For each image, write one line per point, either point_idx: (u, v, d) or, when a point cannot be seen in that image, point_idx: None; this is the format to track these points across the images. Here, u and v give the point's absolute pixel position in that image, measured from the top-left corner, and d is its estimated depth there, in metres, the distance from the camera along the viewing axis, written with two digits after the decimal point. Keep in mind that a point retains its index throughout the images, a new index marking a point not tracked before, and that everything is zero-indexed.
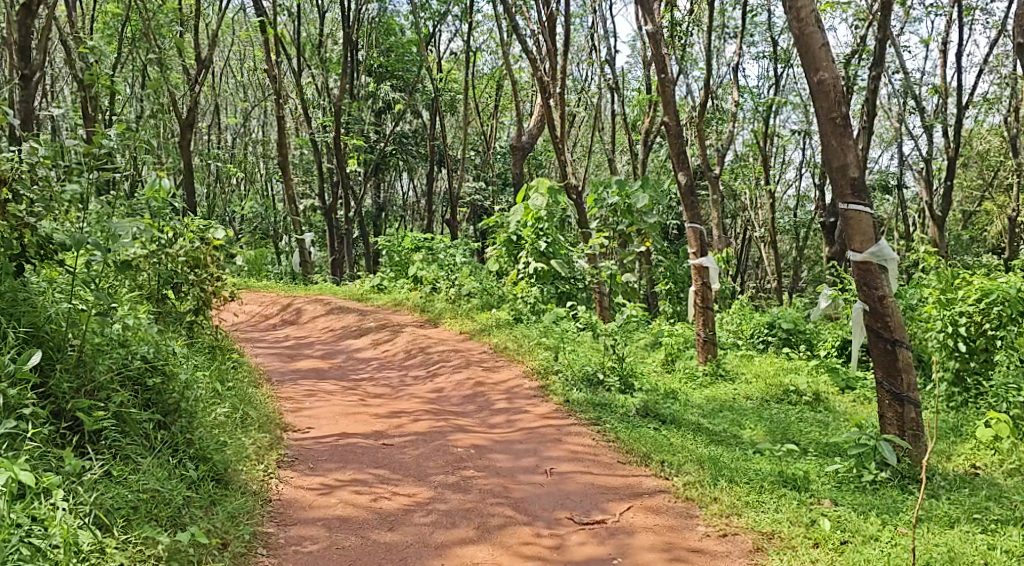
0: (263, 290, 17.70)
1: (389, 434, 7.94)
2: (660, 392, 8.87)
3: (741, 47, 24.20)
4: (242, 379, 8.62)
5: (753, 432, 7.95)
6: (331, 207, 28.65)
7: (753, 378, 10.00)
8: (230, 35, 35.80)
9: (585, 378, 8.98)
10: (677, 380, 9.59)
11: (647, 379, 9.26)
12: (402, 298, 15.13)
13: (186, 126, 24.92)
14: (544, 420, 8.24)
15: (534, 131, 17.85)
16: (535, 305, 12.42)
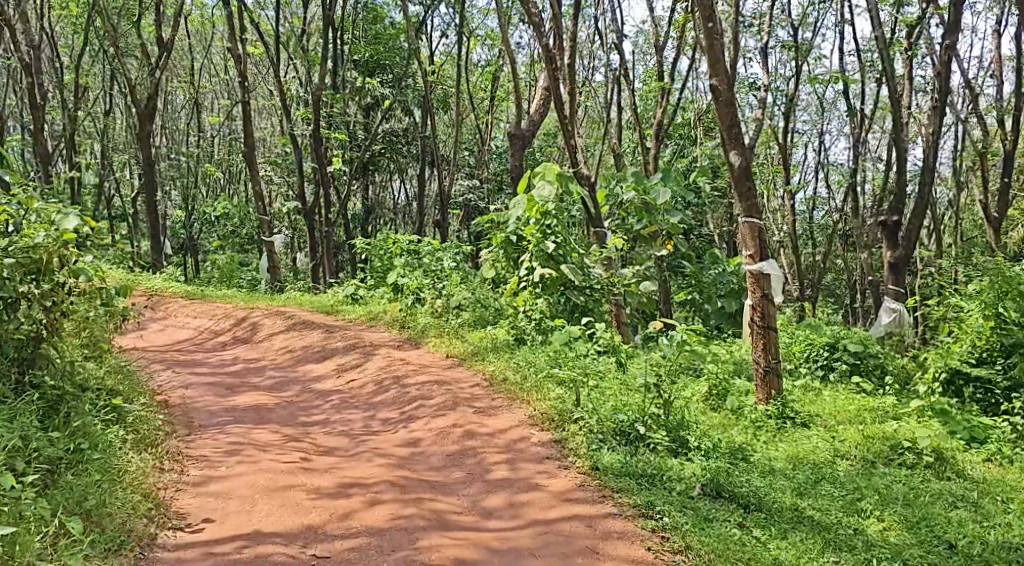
0: (224, 302, 15.43)
1: (333, 539, 5.96)
2: (720, 449, 7.09)
3: (765, 35, 21.75)
4: (111, 449, 6.78)
5: (881, 526, 6.32)
6: (310, 207, 26.10)
7: (833, 418, 8.04)
8: (206, 26, 33.33)
9: (619, 431, 7.05)
10: (742, 425, 7.66)
11: (703, 432, 7.30)
12: (379, 311, 12.62)
13: (145, 117, 22.69)
14: (560, 512, 6.25)
15: (536, 116, 15.30)
16: (541, 324, 9.95)
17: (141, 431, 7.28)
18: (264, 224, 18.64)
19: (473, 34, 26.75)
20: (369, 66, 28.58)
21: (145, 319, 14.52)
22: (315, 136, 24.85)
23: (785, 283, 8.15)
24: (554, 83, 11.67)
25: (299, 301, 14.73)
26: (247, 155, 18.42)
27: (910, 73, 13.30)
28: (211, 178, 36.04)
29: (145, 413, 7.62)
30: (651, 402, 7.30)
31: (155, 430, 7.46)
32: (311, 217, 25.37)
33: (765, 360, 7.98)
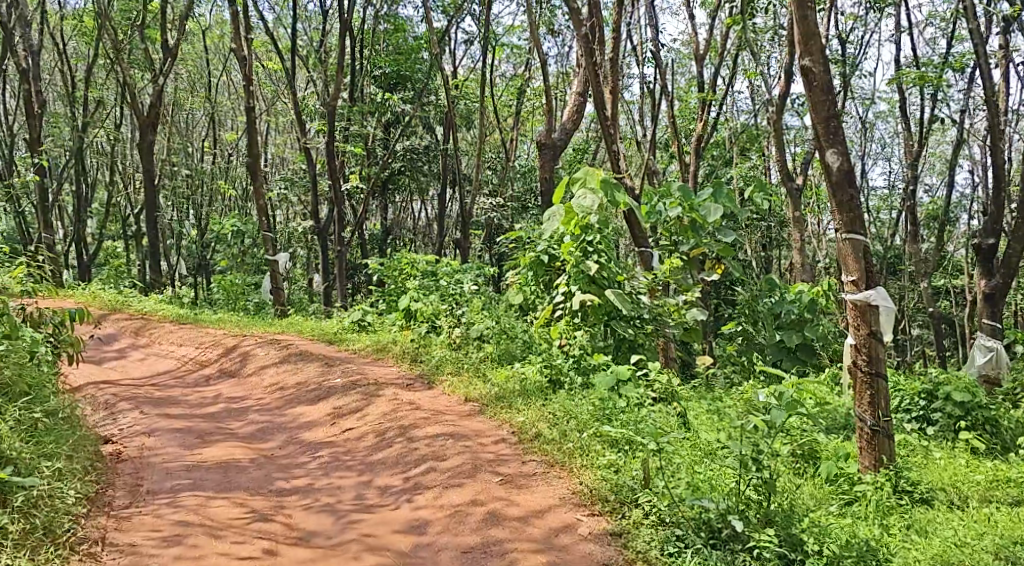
0: (218, 326, 13.96)
1: None
2: (844, 554, 6.02)
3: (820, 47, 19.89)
4: None
5: None
6: (323, 225, 24.36)
7: (978, 504, 6.91)
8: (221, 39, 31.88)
9: (707, 528, 6.07)
10: (868, 514, 6.63)
11: (828, 532, 6.19)
12: (387, 340, 10.95)
13: (145, 126, 21.38)
14: None
15: (569, 122, 13.61)
16: (581, 362, 8.38)
17: (36, 519, 6.03)
18: (267, 242, 17.07)
19: (500, 42, 24.90)
20: (389, 77, 27.08)
21: (129, 347, 13.20)
22: (328, 145, 23.07)
23: (896, 316, 6.92)
24: (595, 77, 9.79)
25: (299, 327, 13.15)
26: (251, 167, 16.87)
27: (1003, 78, 11.65)
28: (223, 195, 34.46)
29: (52, 486, 6.33)
30: (749, 482, 6.29)
31: (60, 508, 6.21)
32: (326, 237, 23.67)
33: (868, 409, 6.90)
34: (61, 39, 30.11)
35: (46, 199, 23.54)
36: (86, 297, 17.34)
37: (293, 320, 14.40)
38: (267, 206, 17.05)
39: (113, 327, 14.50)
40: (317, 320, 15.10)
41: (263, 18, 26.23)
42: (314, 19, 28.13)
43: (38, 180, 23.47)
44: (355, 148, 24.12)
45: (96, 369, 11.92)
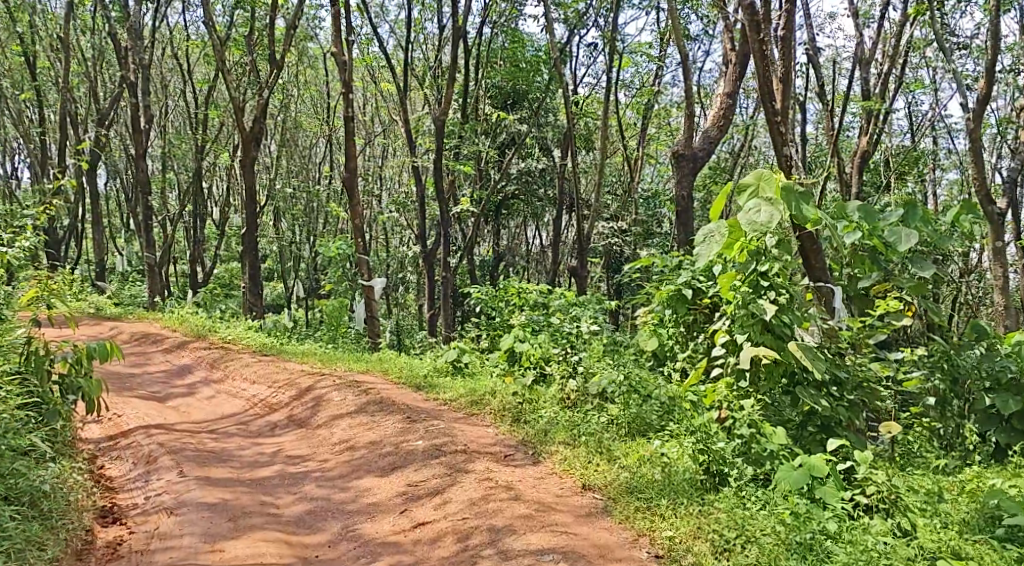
0: (300, 361, 12.05)
1: None
2: None
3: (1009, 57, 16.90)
4: None
5: None
6: (430, 250, 22.51)
7: None
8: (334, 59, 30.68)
9: None
10: None
11: None
12: (486, 389, 8.91)
13: (248, 142, 19.75)
14: None
15: (716, 132, 11.33)
16: (752, 446, 6.78)
17: None
18: (364, 266, 15.34)
19: (627, 51, 22.51)
20: (504, 93, 25.10)
21: (200, 382, 11.54)
22: (437, 159, 21.09)
23: None
24: (763, 65, 7.54)
25: (387, 368, 11.10)
26: (347, 184, 15.11)
27: None
28: (333, 217, 33.14)
29: None
30: None
31: None
32: (430, 265, 21.74)
33: None
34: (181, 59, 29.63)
35: (147, 215, 22.39)
36: (174, 322, 15.76)
37: (388, 356, 12.42)
38: (366, 228, 15.30)
39: (192, 358, 12.91)
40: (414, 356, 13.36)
41: (374, 31, 24.60)
42: (429, 33, 26.23)
43: (140, 195, 22.39)
44: (468, 167, 22.11)
45: (154, 408, 10.19)
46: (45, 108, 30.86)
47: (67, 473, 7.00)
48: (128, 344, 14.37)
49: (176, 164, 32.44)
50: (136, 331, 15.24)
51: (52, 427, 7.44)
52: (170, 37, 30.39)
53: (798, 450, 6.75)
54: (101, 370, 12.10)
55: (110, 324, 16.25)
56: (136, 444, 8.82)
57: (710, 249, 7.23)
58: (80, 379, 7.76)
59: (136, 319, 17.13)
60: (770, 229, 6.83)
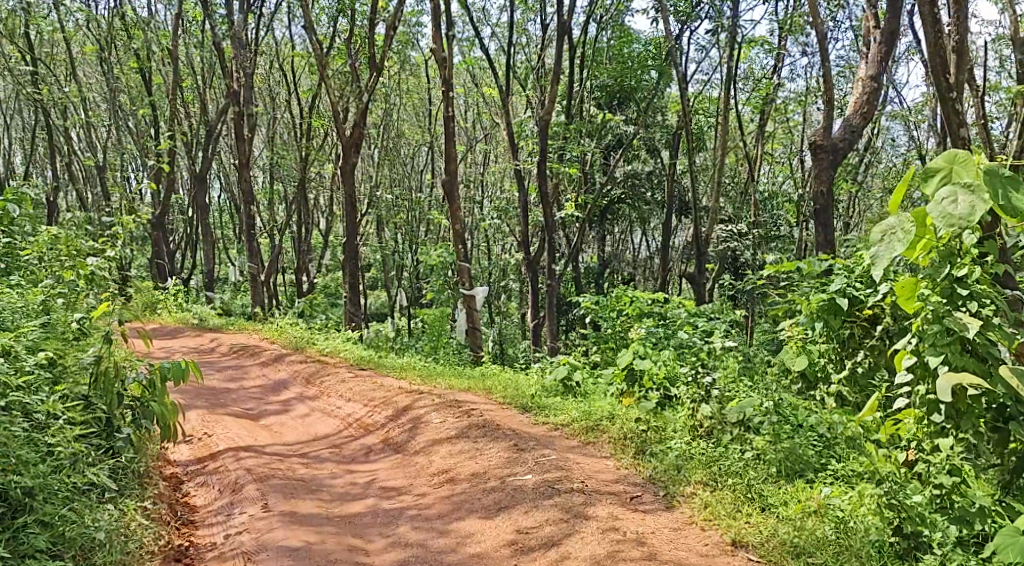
0: (398, 377, 11.21)
1: None
2: None
3: None
4: None
5: None
6: (534, 256, 21.52)
7: None
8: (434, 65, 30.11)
9: None
10: None
11: None
12: (602, 413, 8.11)
13: (348, 148, 19.07)
14: None
15: (857, 121, 10.22)
16: (951, 498, 5.91)
17: None
18: (465, 274, 14.45)
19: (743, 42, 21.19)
20: (609, 93, 24.01)
21: (295, 397, 10.73)
22: (541, 156, 20.21)
23: None
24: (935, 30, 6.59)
25: (488, 385, 10.21)
26: (447, 187, 14.28)
27: None
28: (435, 224, 32.55)
29: None
30: None
31: None
32: (534, 274, 20.77)
33: None
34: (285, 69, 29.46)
35: (252, 223, 21.90)
36: (272, 332, 14.98)
37: (492, 370, 11.55)
38: (467, 234, 14.43)
39: (290, 371, 12.00)
40: (519, 371, 12.43)
41: (477, 34, 23.82)
42: (532, 33, 25.24)
43: (243, 203, 21.86)
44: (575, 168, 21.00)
45: (244, 426, 9.40)
46: (155, 119, 31.03)
47: (131, 513, 6.48)
48: (225, 355, 13.79)
49: (280, 174, 32.29)
50: (235, 341, 14.56)
51: (119, 458, 6.91)
52: (276, 47, 30.30)
53: (1007, 508, 5.84)
54: (195, 385, 11.42)
55: (208, 333, 15.62)
56: (225, 467, 7.99)
57: (892, 249, 5.64)
58: (152, 402, 7.19)
59: (233, 328, 16.62)
60: (972, 223, 5.46)
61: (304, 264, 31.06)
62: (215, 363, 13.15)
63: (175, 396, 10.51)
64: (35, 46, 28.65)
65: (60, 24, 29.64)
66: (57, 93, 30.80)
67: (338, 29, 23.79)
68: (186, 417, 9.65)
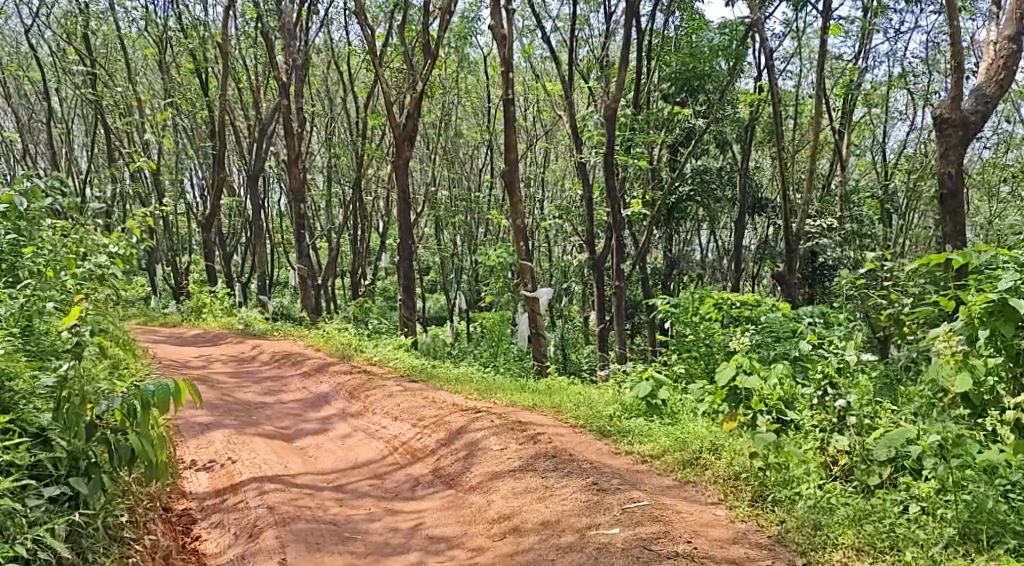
0: (453, 392, 9.80)
1: None
2: None
3: None
4: None
5: None
6: (600, 257, 19.89)
7: None
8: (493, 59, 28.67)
9: None
10: None
11: None
12: (709, 437, 7.49)
13: (402, 140, 17.71)
14: None
15: (996, 90, 8.65)
16: None
17: None
18: (527, 274, 13.04)
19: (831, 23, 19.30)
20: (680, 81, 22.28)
21: (337, 414, 9.38)
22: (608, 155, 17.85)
23: None
24: None
25: (556, 403, 8.82)
26: (507, 178, 12.84)
27: None
28: (494, 225, 31.12)
29: None
30: None
31: None
32: (600, 280, 19.18)
33: None
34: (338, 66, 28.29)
35: (301, 224, 20.61)
36: (317, 339, 13.68)
37: (561, 383, 10.15)
38: (528, 230, 12.97)
39: (332, 383, 10.65)
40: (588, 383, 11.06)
41: (538, 26, 22.35)
42: (596, 24, 23.60)
43: (293, 202, 20.60)
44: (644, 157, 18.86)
45: (274, 450, 8.07)
46: (209, 120, 30.12)
47: None
48: (265, 363, 12.56)
49: (334, 176, 31.22)
50: (277, 348, 13.23)
51: (75, 512, 5.87)
52: (328, 46, 29.14)
53: None
54: (227, 400, 10.16)
55: (250, 340, 14.33)
56: (245, 505, 6.80)
57: None
58: (125, 437, 6.08)
59: (277, 333, 15.34)
60: None
61: (359, 267, 29.89)
62: (253, 374, 11.85)
63: (203, 413, 9.28)
64: (87, 48, 27.92)
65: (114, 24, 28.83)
66: (110, 96, 30.08)
67: (393, 22, 22.49)
68: (209, 439, 8.35)
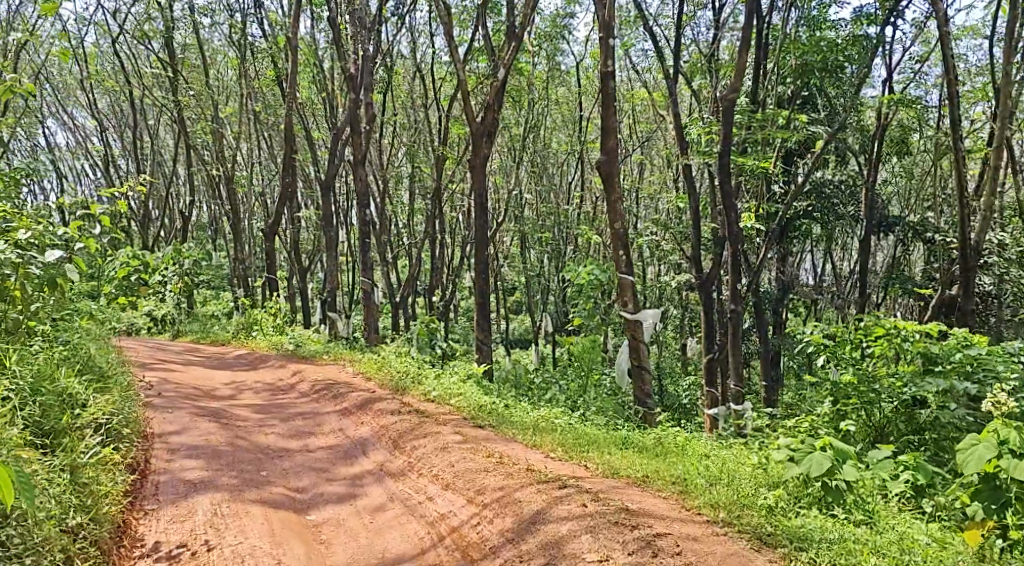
0: (532, 446, 7.56)
1: None
2: None
3: None
4: None
5: None
6: (709, 277, 16.67)
7: None
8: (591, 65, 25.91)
9: None
10: None
11: None
12: (920, 551, 6.10)
13: (479, 137, 15.22)
14: None
15: None
16: None
17: None
18: (627, 291, 10.38)
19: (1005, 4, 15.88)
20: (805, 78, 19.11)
21: (371, 470, 7.30)
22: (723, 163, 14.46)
23: None
24: None
25: (682, 477, 6.96)
26: (604, 171, 10.19)
27: None
28: (586, 244, 28.41)
29: None
30: None
31: None
32: (707, 310, 16.24)
33: None
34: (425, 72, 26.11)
35: (370, 233, 18.37)
36: (369, 364, 11.37)
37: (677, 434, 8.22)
38: (631, 236, 10.35)
39: (374, 424, 8.37)
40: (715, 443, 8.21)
41: (641, 18, 19.68)
42: (706, 23, 20.73)
43: (362, 210, 18.38)
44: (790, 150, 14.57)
45: (275, 534, 6.23)
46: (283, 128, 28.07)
47: None
48: (299, 392, 10.31)
49: (414, 189, 29.03)
50: (321, 375, 10.91)
51: None
52: (414, 53, 26.87)
53: None
54: (237, 441, 8.04)
55: (293, 364, 12.04)
56: None
57: None
58: None
59: (326, 354, 13.00)
60: None
61: (437, 284, 27.63)
62: (285, 407, 9.58)
63: (197, 465, 7.24)
64: (164, 54, 26.32)
65: (194, 31, 27.09)
66: (186, 105, 28.59)
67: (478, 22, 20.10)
68: (191, 511, 6.44)
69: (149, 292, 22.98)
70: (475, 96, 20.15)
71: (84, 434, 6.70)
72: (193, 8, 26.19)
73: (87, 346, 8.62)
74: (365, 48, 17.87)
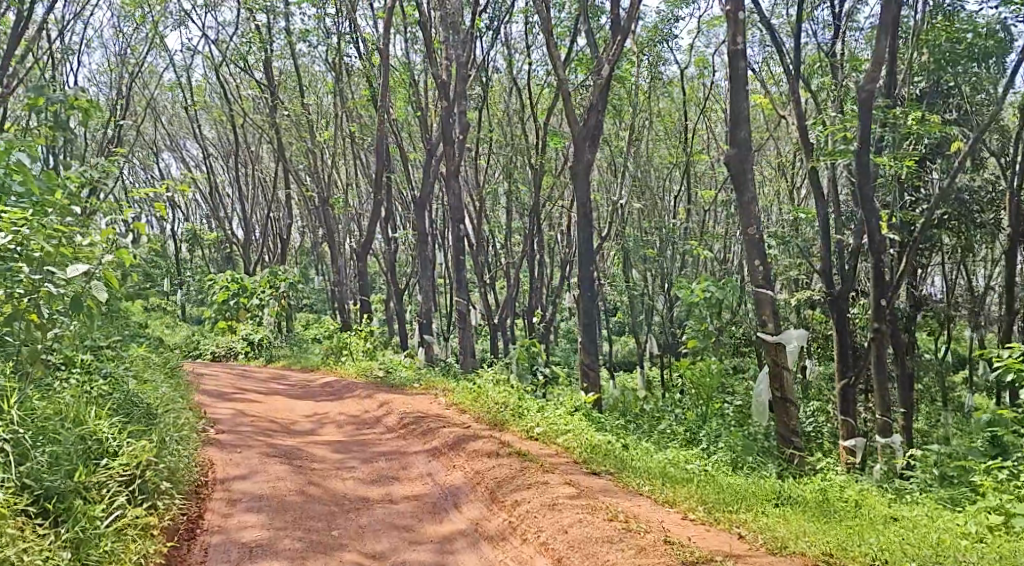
0: (663, 503, 6.59)
1: None
2: None
3: None
4: None
5: None
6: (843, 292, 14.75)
7: None
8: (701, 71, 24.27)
9: None
10: None
11: None
12: None
13: (581, 141, 13.90)
14: None
15: None
16: None
17: None
18: (767, 305, 9.02)
19: None
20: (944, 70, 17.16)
21: (463, 531, 6.29)
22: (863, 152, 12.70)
23: None
24: None
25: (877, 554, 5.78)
26: (734, 166, 8.95)
27: None
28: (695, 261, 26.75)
29: None
30: None
31: None
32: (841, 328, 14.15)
33: None
34: (524, 84, 24.91)
35: (465, 251, 17.17)
36: (463, 393, 10.16)
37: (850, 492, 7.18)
38: (766, 240, 9.05)
39: (466, 467, 7.26)
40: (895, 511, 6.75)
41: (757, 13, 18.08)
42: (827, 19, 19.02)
43: (457, 226, 17.21)
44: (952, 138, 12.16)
45: None
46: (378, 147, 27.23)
47: None
48: (383, 425, 9.19)
49: (513, 207, 27.86)
50: (410, 406, 9.68)
51: None
52: (512, 66, 25.71)
53: None
54: (307, 486, 7.02)
55: (380, 393, 10.85)
56: None
57: None
58: None
59: (416, 381, 11.86)
60: None
61: (536, 304, 26.37)
62: (368, 444, 8.42)
63: (255, 522, 6.33)
64: (262, 76, 25.78)
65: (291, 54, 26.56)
66: (285, 130, 28.18)
67: (579, 30, 18.90)
68: None
69: (247, 316, 22.35)
70: (579, 105, 18.78)
71: (103, 485, 5.91)
72: (291, 31, 25.69)
73: (136, 383, 7.79)
74: (460, 57, 16.78)
